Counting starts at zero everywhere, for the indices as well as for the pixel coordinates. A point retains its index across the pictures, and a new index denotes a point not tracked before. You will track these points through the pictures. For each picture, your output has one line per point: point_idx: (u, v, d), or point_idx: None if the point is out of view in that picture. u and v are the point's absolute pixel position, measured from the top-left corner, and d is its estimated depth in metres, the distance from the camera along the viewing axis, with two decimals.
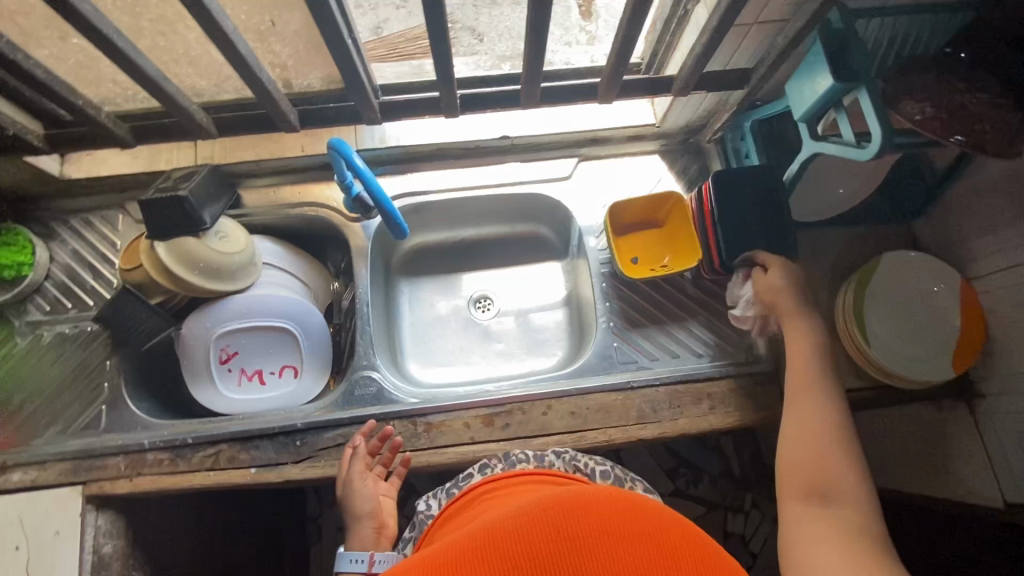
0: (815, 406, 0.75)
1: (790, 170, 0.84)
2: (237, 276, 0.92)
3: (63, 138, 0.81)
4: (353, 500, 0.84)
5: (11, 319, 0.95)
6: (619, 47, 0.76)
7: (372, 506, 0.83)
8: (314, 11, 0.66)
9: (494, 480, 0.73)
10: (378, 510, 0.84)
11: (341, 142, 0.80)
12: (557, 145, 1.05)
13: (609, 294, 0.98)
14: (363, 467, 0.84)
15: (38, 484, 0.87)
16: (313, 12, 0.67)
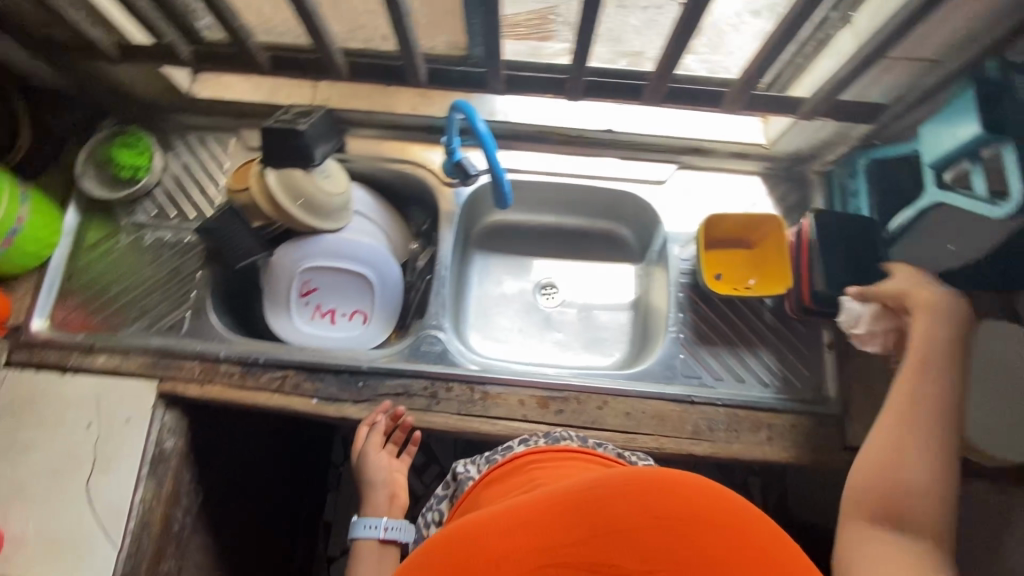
0: (921, 430, 0.67)
1: (904, 215, 0.81)
2: (332, 216, 0.95)
3: (207, 55, 0.85)
4: (367, 471, 0.92)
5: (119, 216, 1.01)
6: (762, 58, 0.74)
7: (385, 478, 0.92)
8: None
9: (532, 454, 0.73)
10: (390, 481, 0.92)
11: (469, 106, 0.81)
12: (659, 149, 1.04)
13: (683, 305, 0.98)
14: (379, 440, 0.90)
15: (118, 371, 0.92)
16: None
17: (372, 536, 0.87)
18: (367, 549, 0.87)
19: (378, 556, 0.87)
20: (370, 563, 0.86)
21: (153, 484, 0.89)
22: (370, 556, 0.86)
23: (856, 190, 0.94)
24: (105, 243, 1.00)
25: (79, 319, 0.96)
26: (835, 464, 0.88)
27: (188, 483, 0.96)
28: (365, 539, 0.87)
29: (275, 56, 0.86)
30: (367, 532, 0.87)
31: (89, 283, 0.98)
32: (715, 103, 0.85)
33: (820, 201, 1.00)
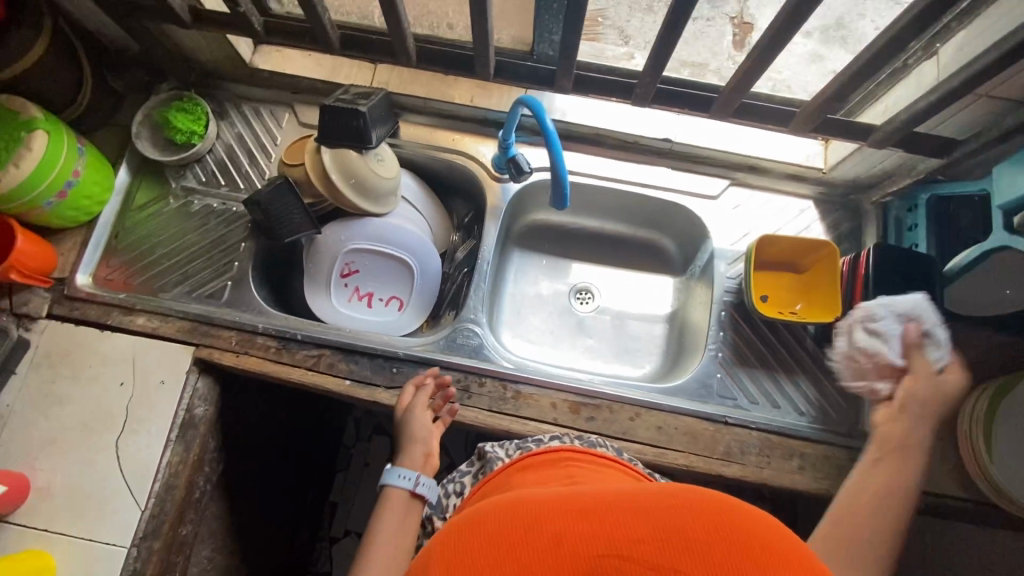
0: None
1: (965, 255, 0.79)
2: (380, 200, 0.96)
3: (277, 28, 0.85)
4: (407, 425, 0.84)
5: (170, 180, 1.02)
6: (845, 82, 0.72)
7: (425, 436, 0.83)
8: None
9: (565, 450, 0.70)
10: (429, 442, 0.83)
11: (537, 102, 0.81)
12: (714, 163, 1.02)
13: (724, 324, 0.97)
14: (425, 401, 0.85)
15: (155, 334, 0.92)
16: None
17: (403, 489, 0.77)
18: (394, 501, 0.76)
19: (405, 509, 0.75)
20: (395, 512, 0.75)
21: (181, 448, 0.89)
22: (394, 503, 0.76)
23: (913, 225, 0.92)
24: (154, 205, 1.01)
25: (122, 278, 0.96)
26: None
27: (212, 452, 0.96)
28: (396, 491, 0.77)
29: (344, 34, 0.85)
30: (400, 483, 0.77)
31: (134, 243, 0.99)
32: (784, 123, 0.83)
33: (874, 232, 0.98)
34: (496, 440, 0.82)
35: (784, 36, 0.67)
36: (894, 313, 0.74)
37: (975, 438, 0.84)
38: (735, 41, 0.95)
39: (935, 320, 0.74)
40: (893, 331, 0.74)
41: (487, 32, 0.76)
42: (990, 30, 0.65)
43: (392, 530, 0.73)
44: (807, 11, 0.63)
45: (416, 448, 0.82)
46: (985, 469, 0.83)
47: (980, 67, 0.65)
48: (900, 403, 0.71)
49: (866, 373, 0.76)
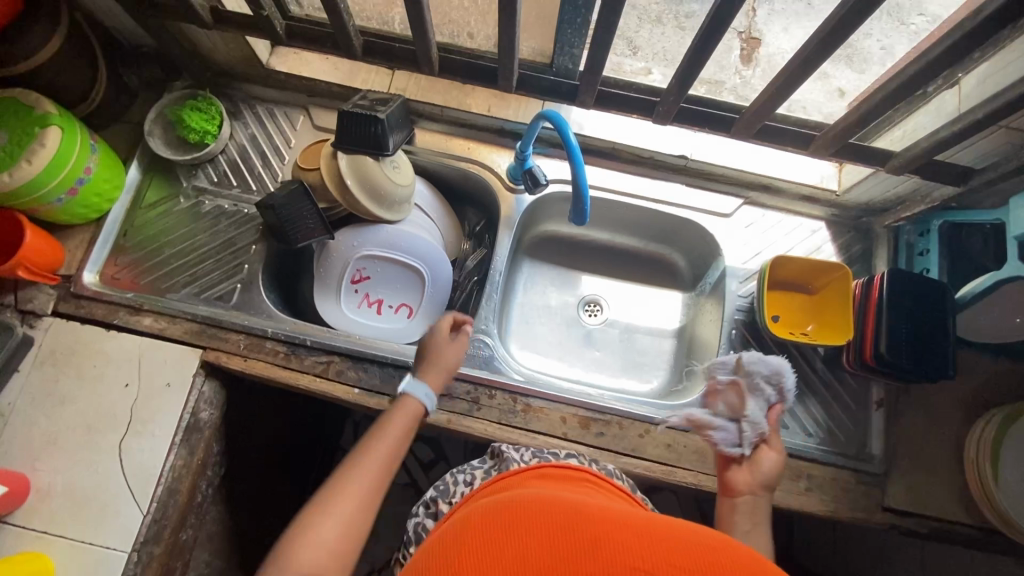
0: None
1: (980, 284, 0.80)
2: (394, 206, 0.95)
3: (300, 33, 0.84)
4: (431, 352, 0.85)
5: (181, 179, 1.01)
6: (869, 109, 0.72)
7: (450, 366, 0.85)
8: None
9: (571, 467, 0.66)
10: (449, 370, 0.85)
11: (558, 115, 0.79)
12: (728, 180, 1.03)
13: (735, 342, 0.97)
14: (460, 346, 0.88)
15: (163, 335, 0.91)
16: None
17: (421, 405, 0.80)
18: (409, 409, 0.78)
19: (412, 420, 0.77)
20: (401, 422, 0.75)
21: (185, 452, 0.87)
22: (407, 413, 0.77)
23: (925, 249, 0.93)
24: (164, 204, 0.99)
25: (129, 277, 0.95)
26: (872, 524, 0.88)
27: (216, 455, 0.95)
28: (414, 402, 0.79)
29: (366, 40, 0.85)
30: (422, 398, 0.80)
31: (143, 242, 0.97)
32: (804, 146, 0.83)
33: (885, 256, 0.99)
34: (512, 443, 0.85)
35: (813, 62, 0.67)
36: (761, 371, 0.75)
37: (982, 463, 0.85)
38: (741, 56, 0.95)
39: (790, 393, 0.75)
40: (768, 392, 0.74)
41: (514, 46, 0.75)
42: (1015, 64, 0.66)
43: (394, 435, 0.72)
44: (837, 38, 0.63)
45: (439, 373, 0.84)
46: (990, 492, 0.83)
47: (1008, 101, 0.65)
48: (758, 472, 0.69)
49: (739, 434, 0.71)
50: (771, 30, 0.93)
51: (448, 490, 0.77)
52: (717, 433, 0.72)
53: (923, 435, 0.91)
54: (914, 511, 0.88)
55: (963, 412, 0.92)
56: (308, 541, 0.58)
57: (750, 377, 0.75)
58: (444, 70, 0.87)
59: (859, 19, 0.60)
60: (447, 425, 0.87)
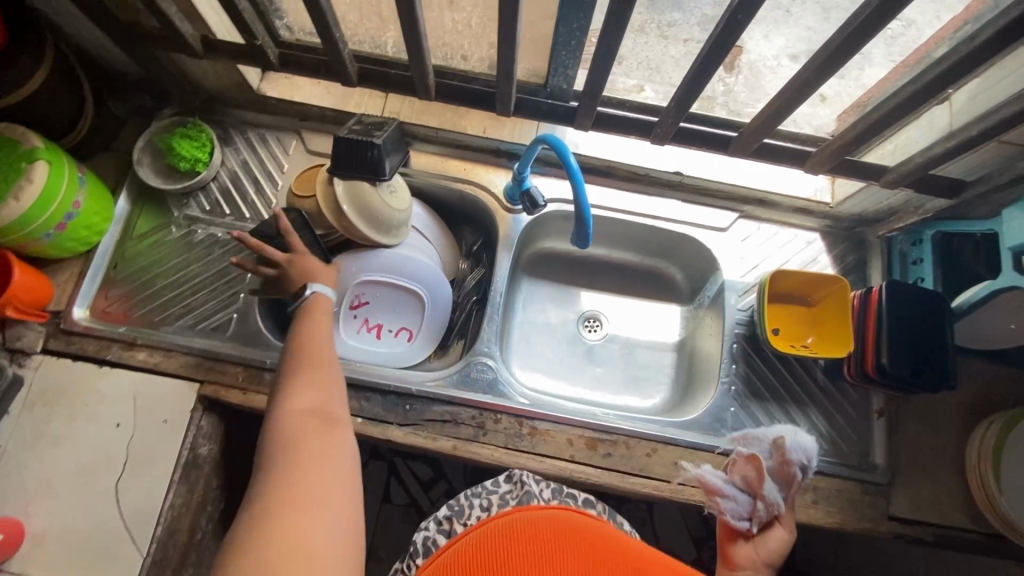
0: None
1: (977, 294, 0.81)
2: (391, 231, 0.94)
3: (294, 61, 0.83)
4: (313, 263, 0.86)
5: (172, 208, 0.99)
6: (865, 127, 0.73)
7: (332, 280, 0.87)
8: (609, 17, 0.66)
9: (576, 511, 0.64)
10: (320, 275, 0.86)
11: (558, 141, 0.79)
12: (723, 195, 1.03)
13: (737, 356, 0.97)
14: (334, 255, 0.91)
15: (158, 369, 0.89)
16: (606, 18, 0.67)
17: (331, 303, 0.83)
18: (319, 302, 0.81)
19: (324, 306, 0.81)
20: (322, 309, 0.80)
21: (184, 490, 0.85)
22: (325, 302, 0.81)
23: (918, 259, 0.94)
24: (155, 234, 0.97)
25: (121, 310, 0.93)
26: (879, 533, 0.88)
27: (215, 490, 0.92)
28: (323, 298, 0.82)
29: (361, 67, 0.84)
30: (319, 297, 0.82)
31: (135, 274, 0.95)
32: (800, 162, 0.84)
33: (879, 266, 1.00)
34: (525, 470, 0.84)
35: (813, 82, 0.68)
36: (797, 454, 0.76)
37: (984, 470, 0.87)
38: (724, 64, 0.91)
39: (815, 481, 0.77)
40: (797, 474, 0.76)
41: (512, 72, 0.75)
42: (1006, 82, 0.67)
43: (324, 320, 0.78)
44: (837, 60, 0.64)
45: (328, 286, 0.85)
46: (993, 499, 0.85)
47: (1001, 118, 0.66)
48: (761, 549, 0.69)
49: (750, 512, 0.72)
50: (751, 38, 0.86)
51: (463, 512, 0.76)
52: (728, 504, 0.73)
53: (925, 442, 0.92)
54: (919, 519, 0.89)
55: (961, 418, 0.93)
56: (294, 401, 0.65)
57: (783, 455, 0.77)
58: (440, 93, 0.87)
59: (858, 41, 0.61)
60: (453, 452, 0.87)
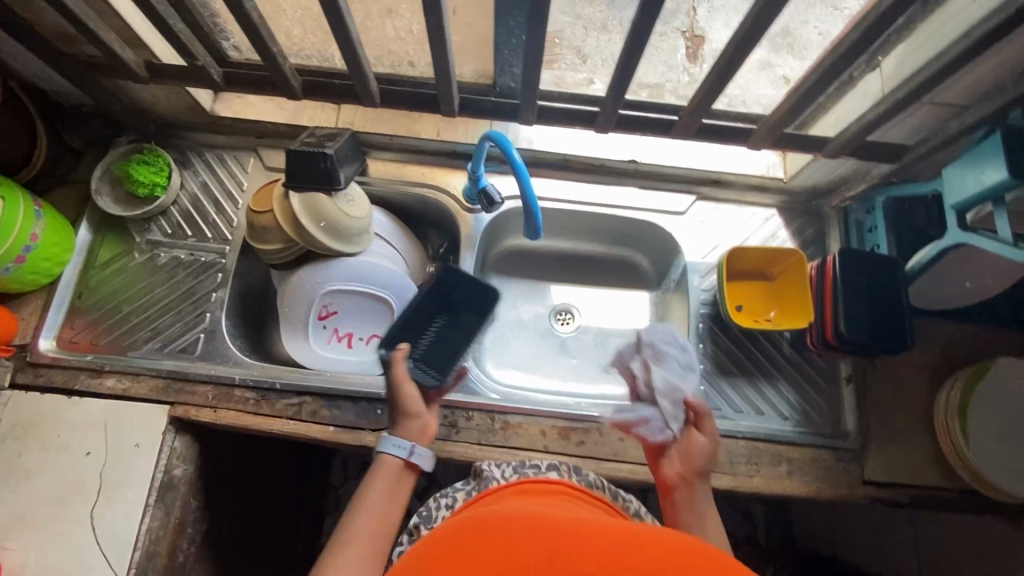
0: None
1: (927, 254, 0.83)
2: (352, 239, 0.95)
3: (238, 78, 0.84)
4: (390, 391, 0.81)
5: (134, 235, 0.99)
6: (797, 97, 0.74)
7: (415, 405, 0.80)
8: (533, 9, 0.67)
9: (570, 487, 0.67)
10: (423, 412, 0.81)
11: (503, 137, 0.81)
12: (678, 179, 1.05)
13: (703, 336, 0.98)
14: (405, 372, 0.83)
15: (128, 395, 0.89)
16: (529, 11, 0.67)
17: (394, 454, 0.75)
18: (385, 471, 0.74)
19: (395, 477, 0.74)
20: (383, 479, 0.73)
21: (161, 513, 0.85)
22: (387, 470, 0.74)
23: (873, 225, 0.96)
24: (117, 261, 0.98)
25: (88, 339, 0.93)
26: (854, 499, 0.89)
27: (195, 511, 0.93)
28: (390, 459, 0.75)
29: (305, 80, 0.86)
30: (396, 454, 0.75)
31: (99, 302, 0.96)
32: (743, 139, 0.86)
33: (837, 236, 1.02)
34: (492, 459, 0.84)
35: (733, 66, 0.69)
36: (659, 338, 0.80)
37: (953, 428, 0.88)
38: None
39: (694, 347, 0.80)
40: (672, 355, 0.79)
41: (450, 71, 0.76)
42: (925, 46, 0.69)
43: (389, 495, 0.72)
44: (751, 43, 0.66)
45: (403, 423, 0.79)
46: (965, 459, 0.87)
47: (923, 80, 0.68)
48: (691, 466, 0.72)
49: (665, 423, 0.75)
50: None
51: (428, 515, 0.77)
52: (643, 427, 0.76)
53: (894, 405, 0.93)
54: (893, 482, 0.90)
55: (928, 378, 0.95)
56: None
57: (655, 350, 0.79)
58: (386, 99, 0.88)
59: (766, 25, 0.63)
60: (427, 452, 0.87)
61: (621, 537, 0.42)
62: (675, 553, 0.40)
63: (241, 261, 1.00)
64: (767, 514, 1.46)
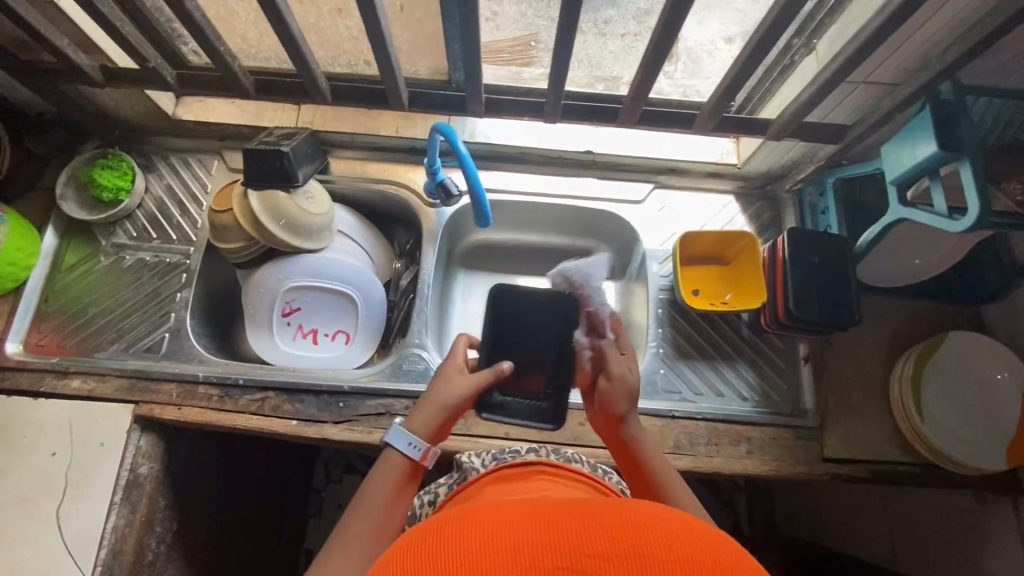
0: None
1: (871, 230, 0.84)
2: (313, 236, 0.96)
3: (192, 80, 0.86)
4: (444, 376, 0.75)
5: (99, 238, 1.01)
6: (730, 82, 0.76)
7: (447, 407, 0.73)
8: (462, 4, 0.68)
9: (548, 465, 0.69)
10: (452, 415, 0.73)
11: (449, 128, 0.82)
12: (636, 169, 1.07)
13: (663, 320, 1.00)
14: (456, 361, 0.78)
15: (93, 395, 0.90)
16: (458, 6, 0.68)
17: (402, 451, 0.70)
18: (394, 470, 0.69)
19: (403, 476, 0.69)
20: (388, 477, 0.68)
21: (127, 511, 0.86)
22: (392, 472, 0.69)
23: (825, 207, 0.97)
24: (82, 265, 0.99)
25: (54, 342, 0.94)
26: (814, 476, 0.90)
27: (164, 510, 0.93)
28: (397, 456, 0.70)
29: (258, 79, 0.88)
30: (405, 450, 0.70)
31: (65, 305, 0.97)
32: (689, 126, 0.88)
33: (793, 219, 1.03)
34: (477, 450, 0.87)
35: (661, 55, 0.71)
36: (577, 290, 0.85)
37: (906, 402, 0.89)
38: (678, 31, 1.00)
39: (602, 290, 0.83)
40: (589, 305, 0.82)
41: (393, 66, 0.78)
42: (852, 26, 0.71)
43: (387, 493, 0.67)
44: (675, 29, 0.67)
45: (431, 413, 0.72)
46: (919, 429, 0.88)
47: (847, 58, 0.70)
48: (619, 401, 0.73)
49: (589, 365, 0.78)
50: None
51: (416, 515, 0.80)
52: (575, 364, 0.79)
53: (852, 382, 0.95)
54: (852, 458, 0.91)
55: (885, 355, 0.96)
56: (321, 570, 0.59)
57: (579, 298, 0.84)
58: (339, 97, 0.90)
59: (682, 15, 0.64)
60: None
61: (596, 509, 0.42)
62: (647, 516, 0.40)
63: (205, 261, 1.01)
64: (749, 502, 1.46)
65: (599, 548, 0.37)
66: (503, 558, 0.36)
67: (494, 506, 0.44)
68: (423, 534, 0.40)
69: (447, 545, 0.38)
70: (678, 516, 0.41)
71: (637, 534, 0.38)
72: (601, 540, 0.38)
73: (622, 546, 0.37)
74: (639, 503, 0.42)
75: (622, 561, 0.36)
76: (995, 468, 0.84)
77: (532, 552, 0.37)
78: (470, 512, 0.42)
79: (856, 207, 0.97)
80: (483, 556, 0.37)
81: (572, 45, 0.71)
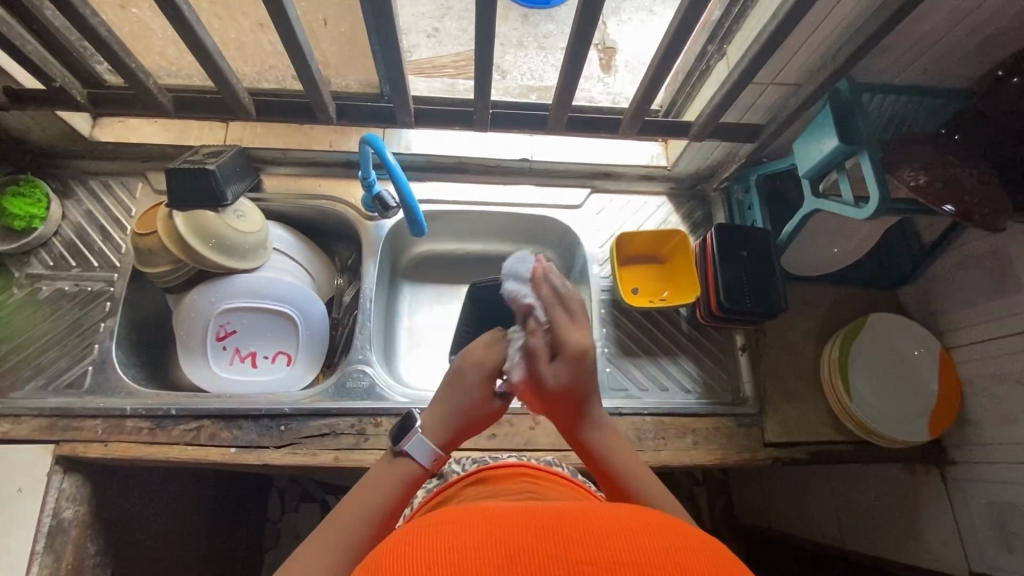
0: None
1: (791, 223, 0.89)
2: (246, 255, 0.93)
3: (105, 98, 0.83)
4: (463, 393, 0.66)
5: (12, 270, 0.95)
6: (646, 89, 0.80)
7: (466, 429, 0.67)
8: (375, 19, 0.68)
9: (527, 466, 0.63)
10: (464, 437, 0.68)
11: (377, 137, 0.83)
12: (572, 174, 1.10)
13: (607, 320, 1.02)
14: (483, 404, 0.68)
15: (9, 437, 0.84)
16: (373, 20, 0.69)
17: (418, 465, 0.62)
18: (404, 472, 0.61)
19: (410, 483, 0.61)
20: (395, 480, 0.60)
21: (51, 559, 0.80)
22: (396, 475, 0.61)
23: (750, 204, 1.02)
24: None
25: None
26: (757, 462, 0.93)
27: (94, 556, 0.87)
28: (410, 463, 0.62)
29: (177, 96, 0.86)
30: (419, 457, 0.62)
31: None
32: (614, 130, 0.92)
33: (722, 215, 1.08)
34: None
35: (578, 61, 0.73)
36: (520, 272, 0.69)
37: (837, 383, 0.93)
38: (602, 65, 1.20)
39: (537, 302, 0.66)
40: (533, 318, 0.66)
41: (315, 78, 0.78)
42: (754, 31, 0.76)
43: (390, 491, 0.59)
44: (587, 36, 0.69)
45: (448, 420, 0.65)
46: (849, 407, 0.92)
47: (750, 60, 0.74)
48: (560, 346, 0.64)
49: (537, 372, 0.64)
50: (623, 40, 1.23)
51: None
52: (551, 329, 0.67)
53: (787, 368, 0.99)
54: (791, 442, 0.95)
55: (815, 339, 1.01)
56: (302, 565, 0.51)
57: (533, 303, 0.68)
58: (265, 113, 0.88)
59: (592, 22, 0.67)
60: (335, 463, 0.86)
61: (591, 514, 0.39)
62: (647, 525, 0.38)
63: (132, 288, 0.96)
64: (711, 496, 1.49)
65: (599, 555, 0.34)
66: (494, 562, 0.33)
67: (486, 508, 0.41)
68: (420, 527, 0.38)
69: (428, 545, 0.35)
70: (671, 523, 0.39)
71: (634, 540, 0.36)
72: (598, 547, 0.35)
73: (619, 554, 0.34)
74: (640, 513, 0.40)
75: (619, 568, 0.33)
76: (918, 438, 0.90)
77: (527, 559, 0.34)
78: (460, 512, 0.40)
79: (777, 202, 1.02)
80: (471, 555, 0.34)
81: (489, 52, 0.72)
